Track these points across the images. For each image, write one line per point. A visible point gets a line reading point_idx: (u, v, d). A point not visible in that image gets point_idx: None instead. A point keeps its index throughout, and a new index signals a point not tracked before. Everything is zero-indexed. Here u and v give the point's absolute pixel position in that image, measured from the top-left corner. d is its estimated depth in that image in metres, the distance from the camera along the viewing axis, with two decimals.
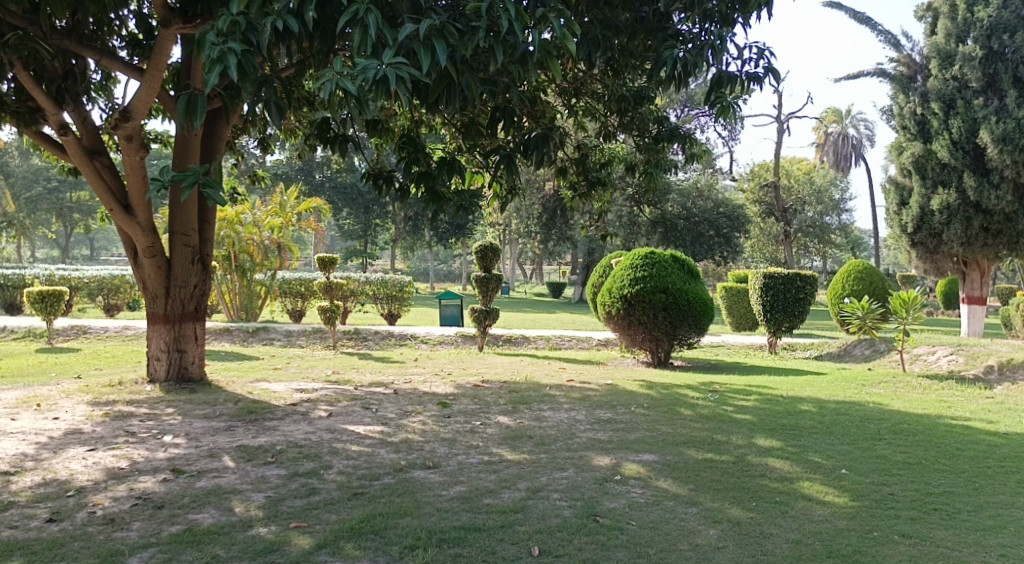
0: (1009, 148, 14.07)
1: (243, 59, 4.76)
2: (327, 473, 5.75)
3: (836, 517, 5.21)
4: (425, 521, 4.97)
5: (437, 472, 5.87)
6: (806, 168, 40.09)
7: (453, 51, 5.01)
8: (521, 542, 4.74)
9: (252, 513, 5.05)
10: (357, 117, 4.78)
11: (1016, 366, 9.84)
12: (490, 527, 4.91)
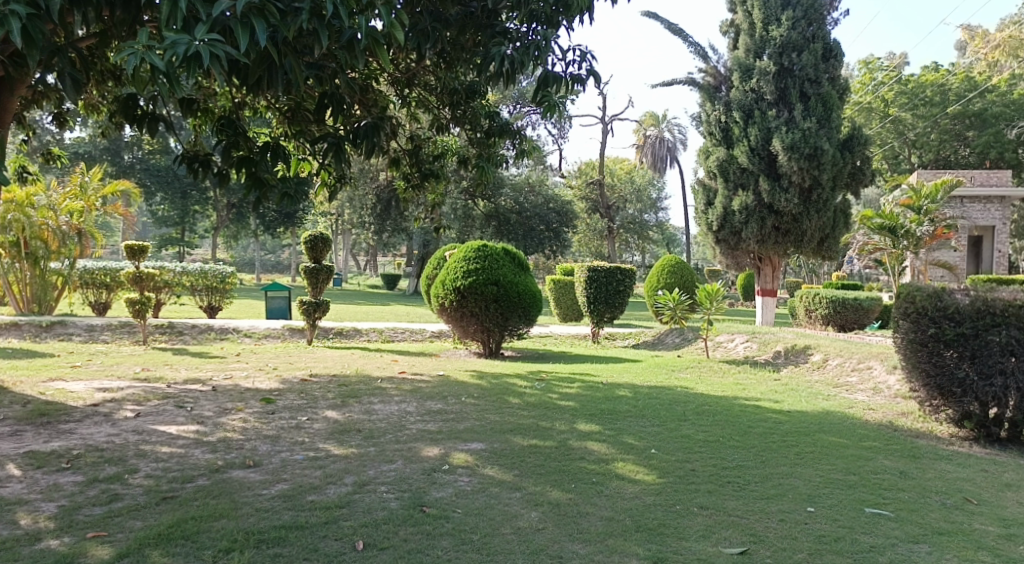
0: (796, 156, 15.61)
1: (29, 24, 4.55)
2: (131, 478, 5.60)
3: (644, 494, 5.68)
4: (242, 522, 4.97)
5: (258, 471, 5.86)
6: (628, 169, 42.33)
7: (273, 32, 5.03)
8: (345, 537, 4.85)
9: (42, 524, 4.85)
10: (168, 94, 4.72)
11: (798, 351, 10.98)
12: (314, 524, 4.98)
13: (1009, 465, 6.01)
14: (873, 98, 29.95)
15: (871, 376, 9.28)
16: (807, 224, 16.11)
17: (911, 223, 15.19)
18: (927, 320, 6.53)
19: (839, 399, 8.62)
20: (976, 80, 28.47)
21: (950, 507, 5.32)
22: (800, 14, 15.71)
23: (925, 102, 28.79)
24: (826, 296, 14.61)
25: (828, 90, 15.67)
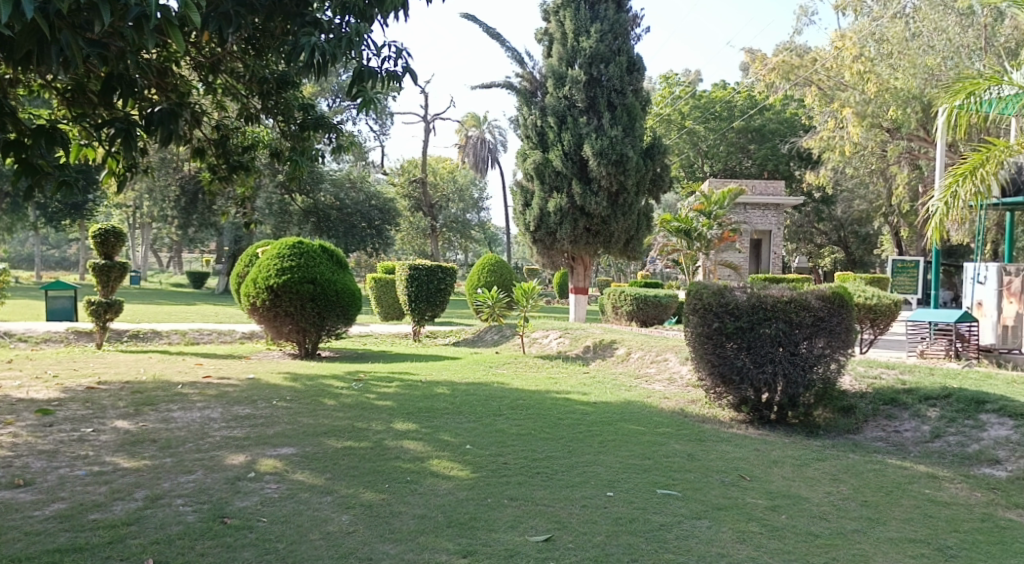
0: (605, 161, 16.51)
1: None
2: None
3: (458, 489, 5.78)
4: (8, 549, 4.70)
5: (29, 491, 5.53)
6: (450, 168, 42.92)
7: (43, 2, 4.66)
8: (133, 556, 4.68)
9: None
10: None
11: (605, 345, 11.66)
12: (95, 545, 4.78)
13: (777, 443, 6.73)
14: (671, 110, 32.05)
15: (666, 367, 10.03)
16: (615, 225, 17.14)
17: (701, 227, 16.30)
18: (712, 315, 7.18)
19: (640, 390, 9.27)
20: (758, 98, 31.35)
21: (729, 485, 5.64)
22: (607, 28, 16.57)
23: (714, 117, 31.62)
24: (630, 294, 15.55)
25: (632, 100, 16.71)
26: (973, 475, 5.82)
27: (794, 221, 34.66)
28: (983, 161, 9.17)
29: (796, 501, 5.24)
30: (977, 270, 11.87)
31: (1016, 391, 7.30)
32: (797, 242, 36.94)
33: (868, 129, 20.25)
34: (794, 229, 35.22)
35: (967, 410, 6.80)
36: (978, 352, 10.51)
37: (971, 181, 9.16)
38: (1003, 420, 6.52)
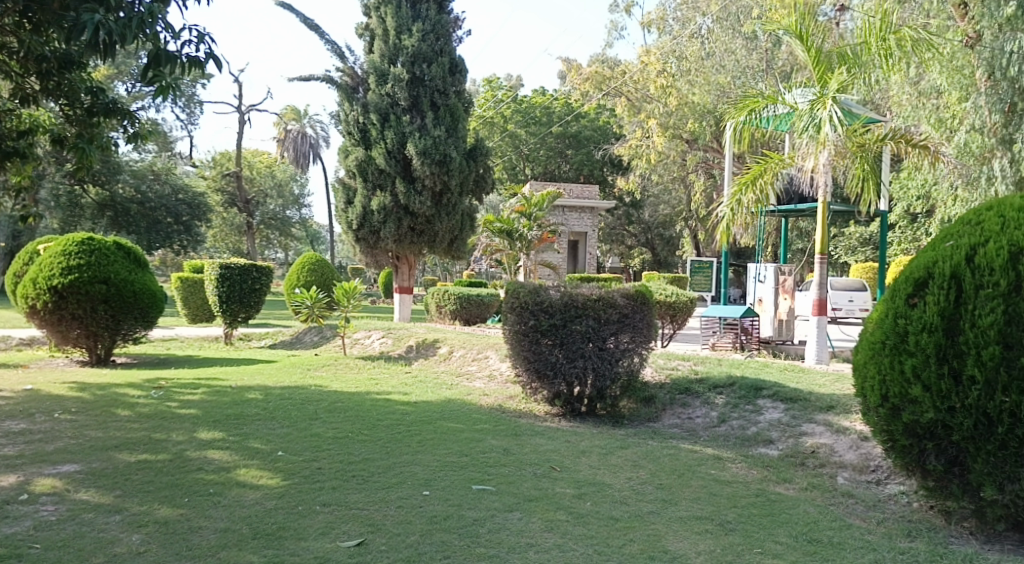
0: (428, 161, 16.64)
1: None
2: None
3: (265, 498, 5.41)
4: None
5: None
6: (267, 162, 41.55)
7: None
8: None
9: None
10: None
11: (428, 344, 11.76)
12: None
13: (586, 434, 7.08)
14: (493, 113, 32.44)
15: (487, 365, 10.26)
16: (439, 225, 17.29)
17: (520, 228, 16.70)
18: (528, 313, 7.44)
19: (460, 388, 9.43)
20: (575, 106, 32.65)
21: (539, 476, 5.79)
22: (429, 28, 16.73)
23: (534, 121, 32.55)
24: (453, 293, 15.77)
25: (455, 101, 17.03)
26: (751, 455, 6.40)
27: (607, 224, 36.76)
28: (762, 172, 10.11)
29: (599, 488, 5.49)
30: (760, 269, 12.79)
31: (789, 378, 8.11)
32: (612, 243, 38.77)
33: (671, 140, 23.36)
34: (606, 231, 36.93)
35: (747, 396, 7.45)
36: (758, 343, 11.60)
37: (752, 190, 10.09)
38: (776, 404, 7.21)
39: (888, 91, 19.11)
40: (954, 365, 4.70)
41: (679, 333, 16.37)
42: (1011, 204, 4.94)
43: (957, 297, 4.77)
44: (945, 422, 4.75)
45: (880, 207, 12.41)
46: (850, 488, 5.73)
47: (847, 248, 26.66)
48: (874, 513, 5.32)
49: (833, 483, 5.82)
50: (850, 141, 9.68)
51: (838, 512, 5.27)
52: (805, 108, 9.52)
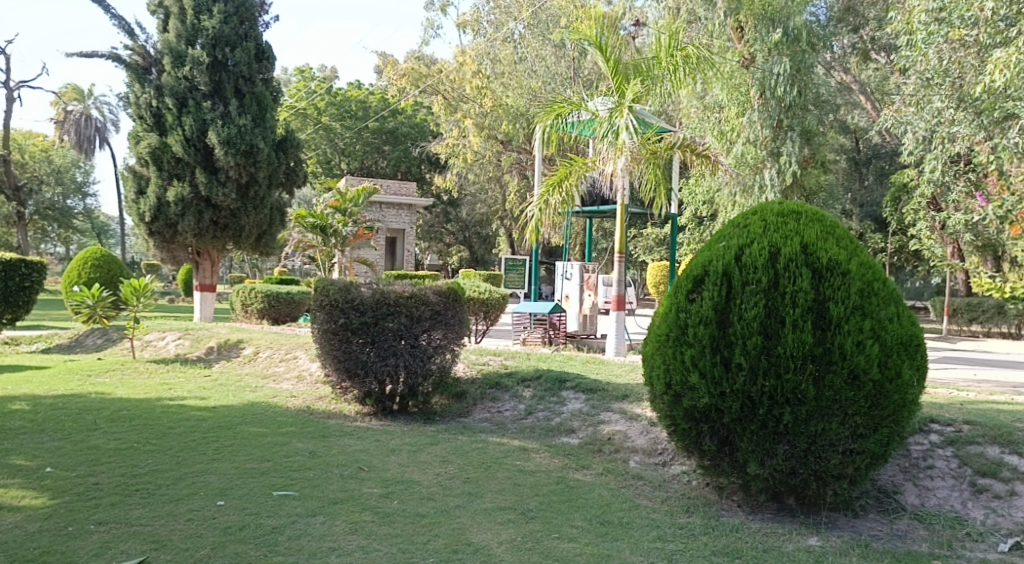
0: (233, 151, 15.88)
1: None
2: None
3: (29, 521, 4.88)
4: None
5: None
6: (44, 146, 38.11)
7: None
8: None
9: None
10: None
11: (230, 345, 11.29)
12: None
13: (396, 432, 7.05)
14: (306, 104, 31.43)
15: (294, 365, 9.99)
16: (245, 219, 16.58)
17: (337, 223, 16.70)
18: (338, 311, 7.33)
19: (263, 390, 9.10)
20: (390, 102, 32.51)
21: (345, 478, 5.66)
22: (231, 10, 16.25)
23: (348, 115, 32.06)
24: (261, 291, 15.21)
25: (261, 89, 16.58)
26: (555, 444, 6.64)
27: (425, 222, 36.50)
28: (568, 174, 10.51)
29: (407, 486, 5.47)
30: (565, 266, 13.15)
31: (590, 370, 8.50)
32: (426, 240, 38.96)
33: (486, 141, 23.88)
34: (424, 229, 36.82)
35: (552, 388, 7.71)
36: (564, 338, 12.13)
37: (559, 192, 10.47)
38: (578, 395, 7.50)
39: (679, 103, 20.46)
40: (725, 354, 5.12)
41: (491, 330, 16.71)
42: (772, 210, 5.46)
43: (728, 293, 5.20)
44: (717, 406, 5.17)
45: (671, 212, 13.20)
46: (640, 470, 6.10)
47: (646, 247, 27.96)
48: (661, 493, 5.69)
49: (627, 466, 6.16)
50: (645, 148, 10.36)
51: (630, 494, 5.58)
52: (605, 115, 10.15)
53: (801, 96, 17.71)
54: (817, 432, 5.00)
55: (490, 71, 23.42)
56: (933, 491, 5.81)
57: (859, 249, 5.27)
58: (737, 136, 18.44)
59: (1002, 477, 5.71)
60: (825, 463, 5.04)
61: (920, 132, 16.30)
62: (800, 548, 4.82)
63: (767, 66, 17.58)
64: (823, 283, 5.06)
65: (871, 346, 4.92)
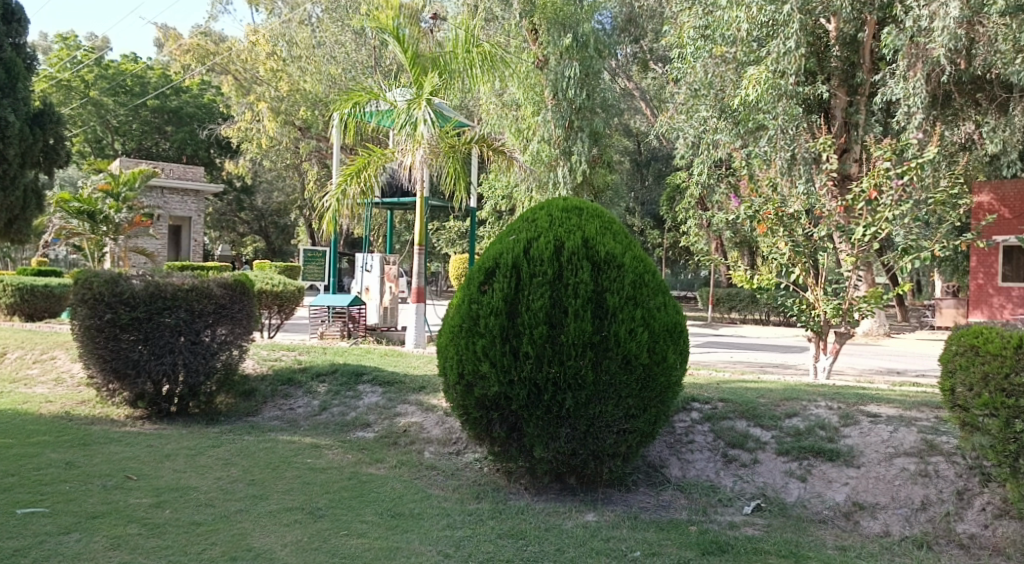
0: None
1: None
2: None
3: None
4: None
5: None
6: None
7: None
8: None
9: None
10: None
11: None
12: None
13: (173, 436, 6.65)
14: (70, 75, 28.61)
15: (53, 367, 9.18)
16: None
17: (108, 209, 15.85)
18: (104, 306, 6.86)
19: (15, 396, 8.29)
20: (174, 80, 30.77)
21: (110, 489, 5.24)
22: None
23: (125, 91, 29.87)
24: (12, 284, 13.89)
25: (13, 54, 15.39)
26: (348, 440, 6.56)
27: (217, 209, 35.47)
28: (366, 164, 10.38)
29: (183, 493, 5.18)
30: (366, 259, 13.01)
31: (388, 363, 8.48)
32: (217, 229, 37.11)
33: (283, 126, 23.74)
34: (215, 216, 35.48)
35: (348, 382, 7.61)
36: (364, 331, 12.06)
37: (357, 182, 10.36)
38: (375, 388, 7.45)
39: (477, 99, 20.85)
40: (514, 344, 5.28)
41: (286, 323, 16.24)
42: (557, 206, 5.70)
43: (517, 284, 5.36)
44: (506, 394, 5.32)
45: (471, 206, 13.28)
46: (433, 461, 6.17)
47: (448, 240, 28.08)
48: (452, 481, 5.79)
49: (421, 458, 6.21)
50: (443, 141, 10.44)
51: (421, 485, 5.62)
52: (404, 106, 10.18)
53: (589, 99, 18.54)
54: (595, 414, 5.28)
55: (286, 55, 22.86)
56: (692, 463, 6.39)
57: (633, 244, 5.61)
58: (532, 135, 19.08)
59: (748, 447, 6.38)
60: (602, 442, 5.35)
61: (690, 137, 17.83)
62: (578, 524, 5.09)
63: (558, 68, 18.25)
64: (601, 275, 5.33)
65: (642, 333, 5.24)
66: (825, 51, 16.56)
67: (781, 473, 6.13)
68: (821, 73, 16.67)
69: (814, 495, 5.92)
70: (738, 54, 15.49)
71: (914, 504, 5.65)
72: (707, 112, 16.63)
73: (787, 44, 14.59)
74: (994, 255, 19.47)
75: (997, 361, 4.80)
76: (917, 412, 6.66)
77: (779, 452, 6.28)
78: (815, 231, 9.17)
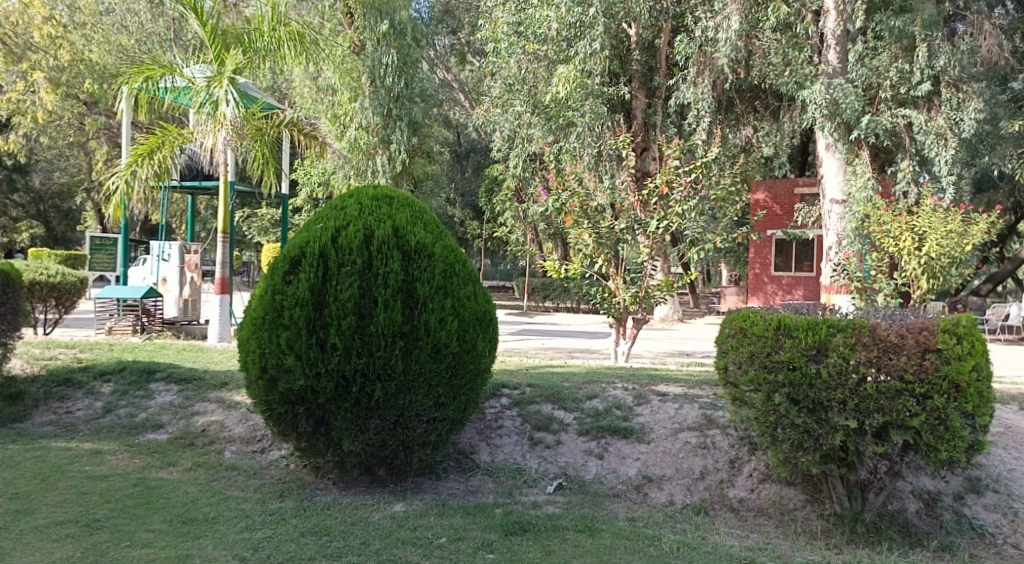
0: None
1: None
2: None
3: None
4: None
5: None
6: None
7: None
8: None
9: None
10: None
11: None
12: None
13: None
14: None
15: None
16: None
17: None
18: None
19: None
20: None
21: None
22: None
23: None
24: None
25: None
26: (135, 444, 6.09)
27: None
28: (160, 145, 9.81)
29: None
30: (162, 247, 12.17)
31: (183, 358, 7.99)
32: None
33: (64, 99, 22.28)
34: None
35: (137, 381, 7.07)
36: (161, 324, 11.38)
37: (149, 163, 9.69)
38: (168, 387, 6.97)
39: (288, 82, 20.07)
40: (321, 335, 5.07)
41: (69, 318, 14.94)
42: (366, 194, 5.54)
43: (324, 274, 5.16)
44: (312, 388, 5.12)
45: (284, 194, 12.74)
46: (233, 461, 5.86)
47: (260, 229, 26.98)
48: (253, 480, 5.54)
49: (217, 458, 5.88)
50: (248, 123, 9.92)
51: (217, 487, 5.32)
52: (203, 84, 9.58)
53: (407, 88, 18.45)
54: (405, 405, 5.19)
55: (68, 21, 21.16)
56: (500, 447, 6.46)
57: (443, 233, 5.56)
58: (349, 121, 18.62)
59: (552, 429, 6.59)
60: (411, 432, 5.28)
61: (505, 131, 17.96)
62: (384, 516, 5.01)
63: (375, 55, 17.89)
64: (411, 265, 5.23)
65: (451, 322, 5.21)
66: (627, 55, 17.34)
67: (581, 452, 6.39)
68: (624, 75, 17.43)
69: (609, 471, 6.23)
70: (549, 53, 15.90)
71: (694, 474, 6.16)
72: (521, 107, 16.89)
73: (594, 46, 15.20)
74: (768, 247, 21.21)
75: (761, 342, 5.20)
76: (698, 390, 7.31)
77: (580, 432, 6.56)
78: (616, 224, 9.59)
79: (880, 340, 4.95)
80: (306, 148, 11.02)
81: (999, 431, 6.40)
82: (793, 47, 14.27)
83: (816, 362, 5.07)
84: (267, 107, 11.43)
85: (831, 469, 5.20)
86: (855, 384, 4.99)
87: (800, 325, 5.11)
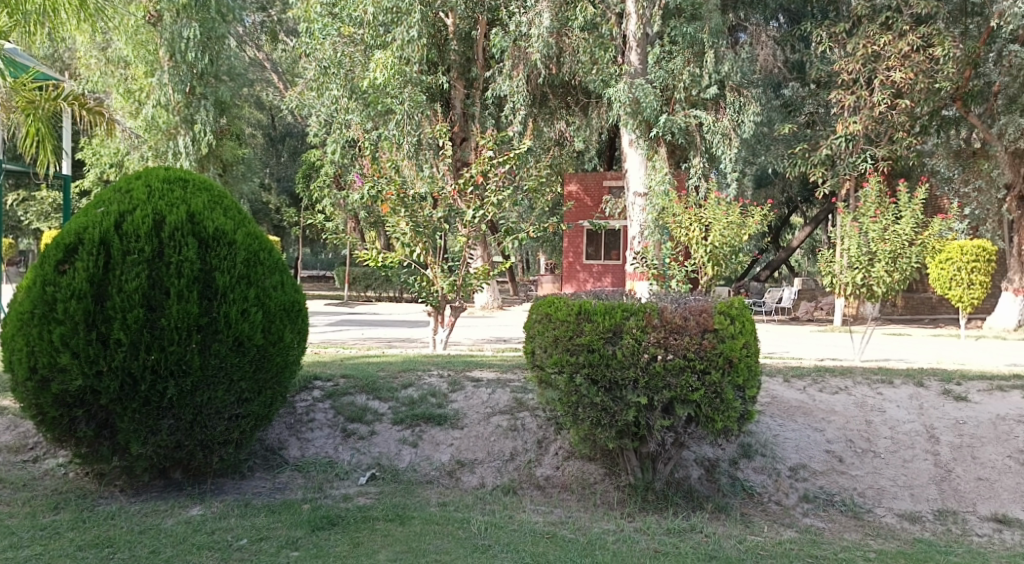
0: None
1: None
2: None
3: None
4: None
5: None
6: None
7: None
8: None
9: None
10: None
11: None
12: None
13: None
14: None
15: None
16: None
17: None
18: None
19: None
20: None
21: None
22: None
23: None
24: None
25: None
26: None
27: None
28: None
29: None
30: None
31: None
32: None
33: None
34: None
35: None
36: None
37: None
38: None
39: (72, 48, 18.50)
40: (102, 330, 4.83)
41: None
42: (158, 177, 5.33)
43: (106, 263, 4.91)
44: (93, 387, 4.88)
45: (59, 172, 11.68)
46: (2, 472, 5.60)
47: (40, 214, 24.91)
48: (23, 493, 5.33)
49: None
50: (18, 95, 9.09)
51: None
52: None
53: (211, 64, 17.54)
54: (203, 402, 5.06)
55: None
56: (311, 441, 6.41)
57: (245, 220, 5.44)
58: (145, 97, 17.52)
59: (366, 420, 6.62)
60: (212, 431, 5.17)
61: (321, 115, 17.57)
62: (179, 521, 4.90)
63: (174, 27, 16.69)
64: (208, 253, 5.08)
65: (255, 314, 5.11)
66: (445, 44, 17.37)
67: (395, 441, 6.46)
68: (441, 64, 17.49)
69: (423, 458, 6.35)
70: (366, 37, 15.79)
71: (504, 456, 6.41)
72: (337, 91, 16.55)
73: (410, 33, 15.41)
74: (580, 236, 22.08)
75: (564, 326, 5.47)
76: (510, 374, 7.59)
77: (395, 421, 6.64)
78: (434, 214, 9.69)
79: (666, 322, 5.33)
80: (89, 123, 10.36)
81: (767, 401, 7.10)
82: (599, 47, 15.07)
83: (612, 343, 5.41)
84: (44, 75, 10.48)
85: (624, 444, 5.60)
86: (645, 363, 5.37)
87: (598, 309, 5.43)
